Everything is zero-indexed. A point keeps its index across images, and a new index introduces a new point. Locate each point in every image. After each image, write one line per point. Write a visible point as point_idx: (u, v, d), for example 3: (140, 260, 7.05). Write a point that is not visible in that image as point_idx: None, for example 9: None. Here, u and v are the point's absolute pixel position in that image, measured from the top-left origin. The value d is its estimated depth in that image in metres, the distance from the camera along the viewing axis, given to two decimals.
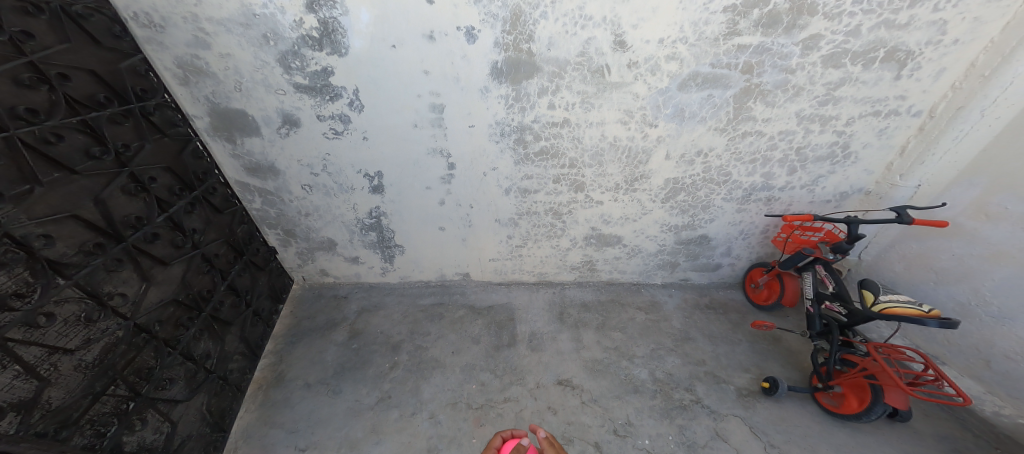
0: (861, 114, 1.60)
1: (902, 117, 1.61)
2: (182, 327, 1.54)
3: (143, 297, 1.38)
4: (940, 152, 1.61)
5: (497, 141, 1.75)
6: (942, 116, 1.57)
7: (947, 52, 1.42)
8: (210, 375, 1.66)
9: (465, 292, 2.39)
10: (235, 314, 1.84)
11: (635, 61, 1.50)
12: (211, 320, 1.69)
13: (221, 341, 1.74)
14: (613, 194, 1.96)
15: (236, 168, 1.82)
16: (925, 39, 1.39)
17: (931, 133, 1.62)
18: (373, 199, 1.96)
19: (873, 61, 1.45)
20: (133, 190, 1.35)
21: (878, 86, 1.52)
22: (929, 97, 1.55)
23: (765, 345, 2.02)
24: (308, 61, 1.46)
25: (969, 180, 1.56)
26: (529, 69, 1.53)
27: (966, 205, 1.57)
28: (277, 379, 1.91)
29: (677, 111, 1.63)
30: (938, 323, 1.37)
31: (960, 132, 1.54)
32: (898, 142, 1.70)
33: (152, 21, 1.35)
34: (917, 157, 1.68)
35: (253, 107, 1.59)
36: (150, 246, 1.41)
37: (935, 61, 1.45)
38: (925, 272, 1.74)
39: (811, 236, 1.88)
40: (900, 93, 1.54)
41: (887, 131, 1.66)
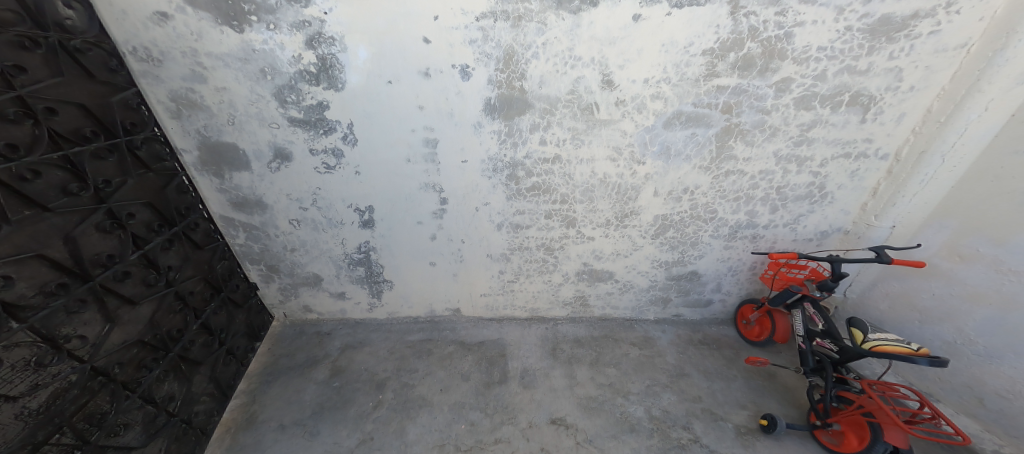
0: (833, 156, 1.68)
1: (870, 159, 1.70)
2: (144, 369, 1.44)
3: (103, 339, 1.30)
4: (909, 194, 1.68)
5: (489, 176, 1.79)
6: (907, 160, 1.66)
7: (905, 97, 1.53)
8: (172, 418, 1.53)
9: (455, 329, 2.31)
10: (206, 353, 1.74)
11: (622, 99, 1.58)
12: (179, 361, 1.59)
13: (188, 382, 1.63)
14: (604, 230, 1.99)
15: (222, 202, 1.79)
16: (884, 85, 1.50)
17: (899, 176, 1.69)
18: (363, 234, 1.94)
19: (840, 105, 1.55)
20: (108, 227, 1.32)
21: (846, 128, 1.61)
22: (893, 140, 1.65)
23: (761, 381, 1.97)
24: (304, 95, 1.50)
25: (940, 222, 1.63)
26: (521, 106, 1.60)
27: (939, 246, 1.63)
28: (248, 421, 1.77)
29: (663, 149, 1.70)
30: (930, 361, 1.34)
31: (925, 176, 1.62)
32: (869, 184, 1.78)
33: (150, 55, 1.39)
34: (888, 199, 1.74)
35: (245, 141, 1.60)
36: (119, 285, 1.35)
37: (895, 107, 1.55)
38: (909, 311, 1.75)
39: (797, 273, 1.89)
40: (867, 136, 1.63)
41: (858, 173, 1.74)
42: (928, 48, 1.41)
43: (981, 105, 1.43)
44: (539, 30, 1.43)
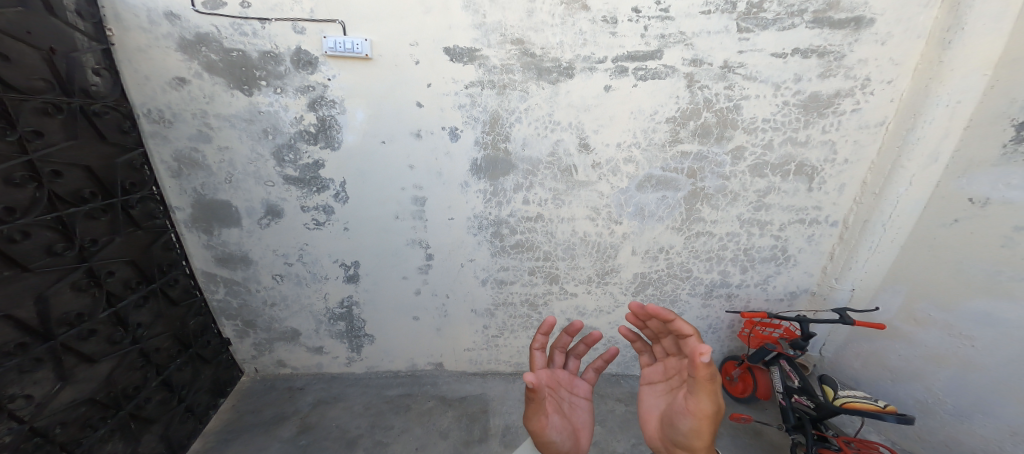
0: (789, 220, 1.81)
1: (822, 225, 1.82)
2: (89, 428, 1.36)
3: (51, 397, 1.25)
4: (861, 259, 1.77)
5: (475, 233, 1.87)
6: (854, 227, 1.78)
7: (842, 169, 1.70)
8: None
9: (437, 384, 2.23)
10: (161, 411, 1.63)
11: (598, 161, 1.72)
12: (129, 419, 1.50)
13: (134, 442, 1.51)
14: (587, 286, 2.03)
15: (206, 259, 1.81)
16: (823, 157, 1.67)
17: (850, 241, 1.80)
18: (346, 288, 1.95)
19: (789, 173, 1.71)
20: (84, 285, 1.33)
21: (797, 196, 1.76)
22: (839, 209, 1.79)
23: (747, 439, 1.91)
24: (302, 153, 1.62)
25: (892, 287, 1.72)
26: (506, 166, 1.73)
27: (897, 310, 1.71)
28: None
29: (637, 210, 1.82)
30: (896, 418, 1.39)
31: (871, 243, 1.73)
32: (825, 248, 1.88)
33: (162, 117, 1.50)
34: (844, 263, 1.83)
35: (239, 198, 1.68)
36: (82, 344, 1.33)
37: (835, 177, 1.71)
38: (881, 371, 1.78)
39: (771, 331, 1.95)
40: (816, 204, 1.77)
41: (813, 237, 1.85)
42: (854, 124, 1.61)
43: (906, 180, 1.59)
44: (522, 98, 1.61)
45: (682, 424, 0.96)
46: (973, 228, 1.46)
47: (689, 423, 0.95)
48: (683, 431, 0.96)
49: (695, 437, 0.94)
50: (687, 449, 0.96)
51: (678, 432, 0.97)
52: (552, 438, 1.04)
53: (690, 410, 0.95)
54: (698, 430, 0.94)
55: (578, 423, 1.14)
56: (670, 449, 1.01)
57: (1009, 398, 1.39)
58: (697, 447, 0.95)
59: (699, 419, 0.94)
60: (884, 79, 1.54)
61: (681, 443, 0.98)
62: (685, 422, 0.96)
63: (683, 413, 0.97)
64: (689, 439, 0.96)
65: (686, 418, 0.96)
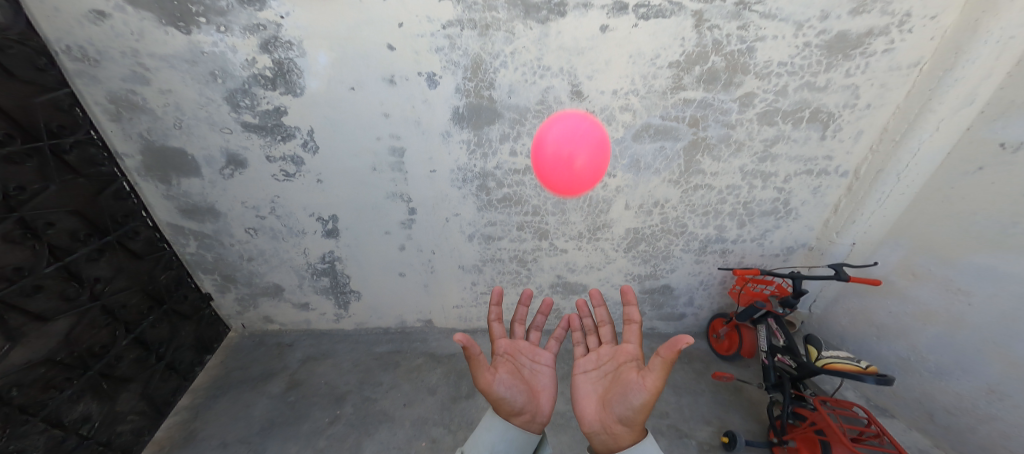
0: (795, 171, 1.68)
1: (830, 176, 1.70)
2: (52, 390, 1.33)
3: (2, 358, 1.20)
4: (868, 212, 1.68)
5: (459, 186, 1.76)
6: (865, 177, 1.66)
7: (862, 115, 1.54)
8: (83, 442, 1.42)
9: (427, 340, 2.25)
10: (138, 370, 1.62)
11: (592, 110, 1.56)
12: (100, 379, 1.48)
13: (110, 401, 1.50)
14: (577, 242, 1.97)
15: (170, 209, 1.72)
16: (842, 102, 1.51)
17: (858, 193, 1.69)
18: (327, 243, 1.89)
19: (801, 120, 1.55)
20: (18, 237, 1.24)
21: (807, 145, 1.61)
22: (852, 158, 1.65)
23: (727, 395, 1.95)
24: (260, 99, 1.46)
25: (894, 241, 1.65)
26: (490, 115, 1.58)
27: (894, 264, 1.64)
28: (184, 439, 1.65)
29: (633, 162, 1.69)
30: (875, 380, 1.37)
31: (882, 194, 1.63)
32: (831, 201, 1.77)
33: (86, 55, 1.33)
34: (849, 216, 1.74)
35: (193, 146, 1.55)
36: (26, 300, 1.26)
37: (853, 123, 1.56)
38: (868, 328, 1.76)
39: (762, 289, 1.91)
40: (827, 153, 1.63)
41: (820, 189, 1.74)
42: (882, 65, 1.43)
43: (932, 124, 1.45)
44: (507, 39, 1.42)
45: (634, 399, 1.04)
46: (995, 176, 1.35)
47: (641, 397, 1.03)
48: (632, 406, 1.04)
49: (642, 412, 1.02)
50: (630, 424, 1.04)
51: (627, 407, 1.05)
52: (504, 395, 1.08)
53: (642, 386, 1.04)
54: (647, 404, 1.02)
55: (538, 390, 1.18)
56: (609, 425, 1.08)
57: (990, 357, 1.37)
58: (639, 421, 1.03)
59: (649, 393, 1.03)
60: (926, 14, 1.33)
61: (625, 418, 1.05)
62: (638, 397, 1.03)
63: (635, 389, 1.05)
64: (635, 415, 1.04)
65: (639, 393, 1.04)
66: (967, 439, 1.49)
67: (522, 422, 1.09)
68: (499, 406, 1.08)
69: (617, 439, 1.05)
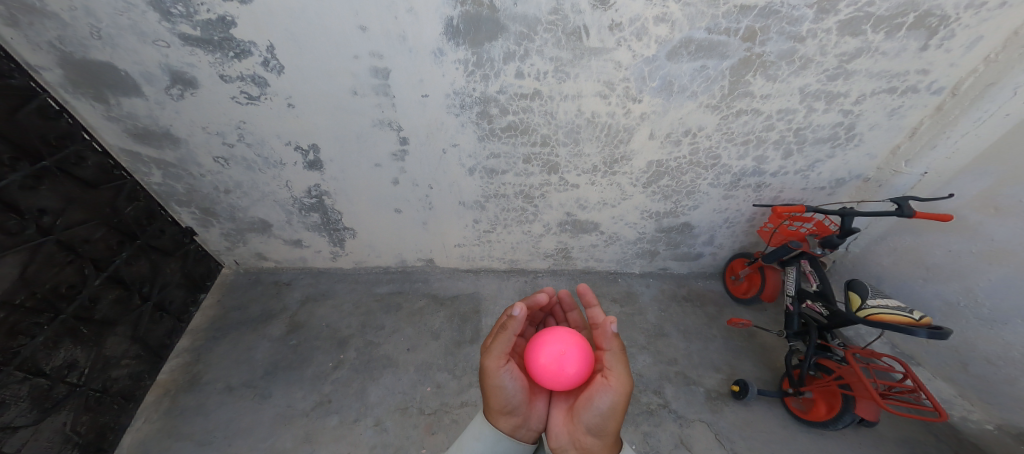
0: (873, 91, 1.37)
1: (919, 94, 1.38)
2: (22, 336, 1.22)
3: None
4: (957, 133, 1.39)
5: (456, 113, 1.49)
6: (965, 95, 1.34)
7: (987, 18, 1.17)
8: (75, 389, 1.38)
9: (429, 280, 2.19)
10: (121, 312, 1.54)
11: (617, 22, 1.23)
12: (77, 324, 1.38)
13: (95, 347, 1.44)
14: (591, 176, 1.75)
15: (118, 134, 1.47)
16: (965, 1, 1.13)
17: (949, 114, 1.39)
18: (311, 176, 1.70)
19: (898, 28, 1.20)
20: None
21: (899, 58, 1.28)
22: (954, 72, 1.31)
23: (739, 342, 1.90)
24: (197, 6, 1.13)
25: (980, 168, 1.35)
26: (491, 28, 1.25)
27: (972, 196, 1.37)
28: (189, 382, 1.66)
29: (664, 84, 1.39)
30: (927, 334, 1.19)
31: (983, 114, 1.32)
32: (910, 123, 1.48)
33: None
34: (928, 141, 1.47)
35: (125, 60, 1.25)
36: None
37: (972, 29, 1.20)
38: (914, 268, 1.57)
39: (799, 227, 1.67)
40: (922, 66, 1.30)
41: (898, 111, 1.44)
42: None
43: None
44: None
45: (599, 401, 0.91)
46: None
47: (608, 400, 0.90)
48: (599, 410, 0.91)
49: (612, 416, 0.90)
50: (599, 433, 0.92)
51: (594, 413, 0.92)
52: (507, 384, 0.94)
53: (607, 387, 0.91)
54: (615, 407, 0.89)
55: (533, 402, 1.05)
56: (577, 436, 0.96)
57: None
58: (609, 429, 0.90)
59: (617, 394, 0.90)
60: None
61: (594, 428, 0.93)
62: (603, 399, 0.91)
63: (602, 391, 0.92)
64: (603, 421, 0.91)
65: (605, 395, 0.91)
66: (1000, 391, 1.39)
67: (509, 427, 0.97)
68: (490, 401, 0.96)
69: None
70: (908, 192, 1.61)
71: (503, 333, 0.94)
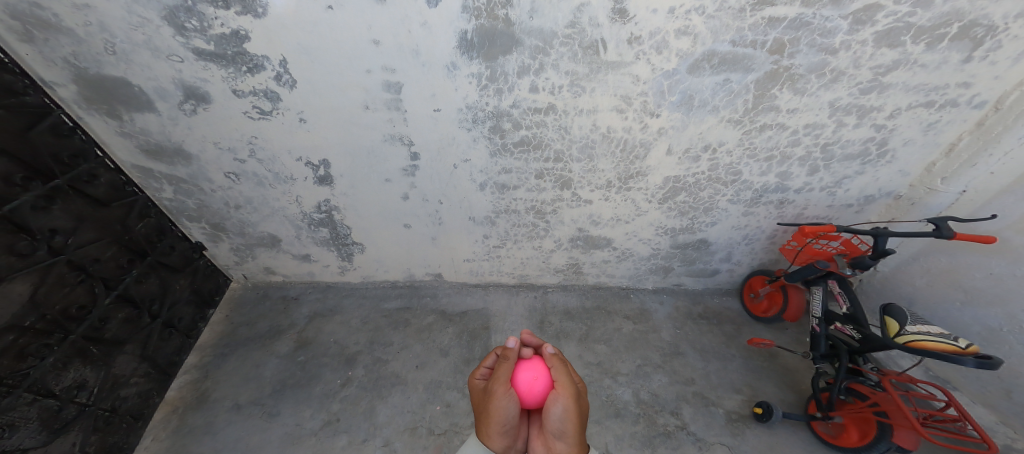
0: (909, 105, 1.32)
1: (958, 109, 1.32)
2: (30, 358, 1.21)
3: None
4: (1001, 150, 1.31)
5: (468, 128, 1.46)
6: (1009, 110, 1.27)
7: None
8: (85, 410, 1.36)
9: (437, 295, 2.15)
10: (130, 331, 1.52)
11: (637, 35, 1.20)
12: (87, 344, 1.37)
13: (105, 366, 1.42)
14: (604, 192, 1.71)
15: (130, 150, 1.46)
16: (1015, 11, 1.08)
17: (991, 130, 1.32)
18: (321, 192, 1.67)
19: (941, 39, 1.15)
20: None
21: (938, 71, 1.23)
22: (998, 85, 1.26)
23: (759, 362, 1.84)
24: (211, 20, 1.12)
25: None
26: (506, 42, 1.23)
27: (1017, 218, 1.29)
28: (196, 400, 1.64)
29: (685, 99, 1.35)
30: (975, 364, 1.12)
31: None
32: (947, 139, 1.42)
33: None
34: (966, 159, 1.40)
35: (139, 76, 1.23)
36: None
37: (1022, 39, 1.14)
38: (951, 290, 1.50)
39: (825, 246, 1.60)
40: (965, 79, 1.24)
41: (935, 126, 1.38)
42: None
43: None
44: None
45: (553, 409, 0.91)
46: None
47: (562, 404, 0.90)
48: (555, 417, 0.91)
49: (568, 420, 0.89)
50: (563, 437, 0.90)
51: (551, 420, 0.91)
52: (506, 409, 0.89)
53: (560, 394, 0.91)
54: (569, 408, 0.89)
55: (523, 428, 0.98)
56: (547, 442, 0.93)
57: None
58: (570, 431, 0.89)
59: (568, 398, 0.91)
60: None
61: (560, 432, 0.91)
62: (557, 405, 0.90)
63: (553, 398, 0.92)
64: (563, 425, 0.90)
65: (558, 401, 0.91)
66: None
67: (500, 447, 0.89)
68: (487, 422, 0.89)
69: None
70: (944, 212, 1.53)
71: (507, 362, 0.94)
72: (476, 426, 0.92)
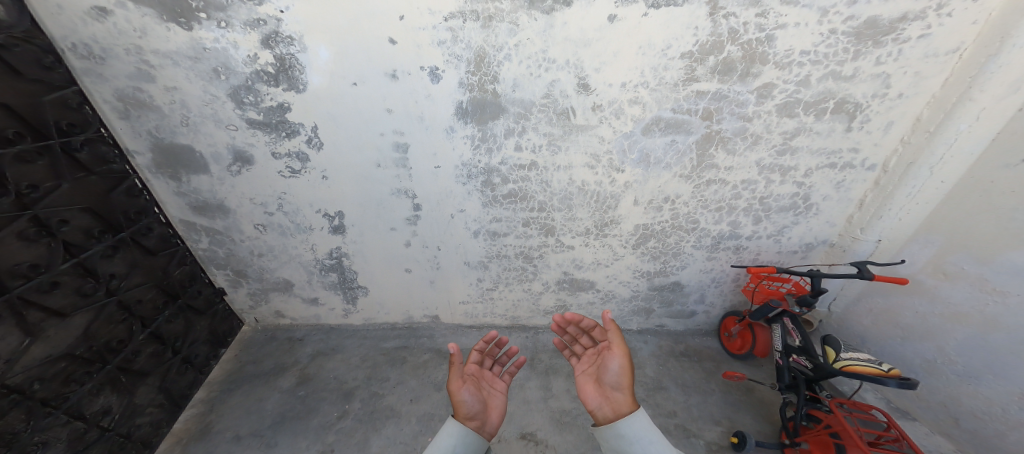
0: (818, 165, 1.60)
1: (856, 170, 1.61)
2: (73, 384, 1.34)
3: (22, 352, 1.20)
4: (896, 207, 1.59)
5: (464, 182, 1.73)
6: (895, 171, 1.56)
7: (893, 105, 1.44)
8: (104, 434, 1.44)
9: (433, 336, 2.26)
10: (155, 364, 1.64)
11: (599, 104, 1.51)
12: (120, 372, 1.49)
13: (129, 395, 1.52)
14: (584, 238, 1.93)
15: (181, 206, 1.70)
16: (871, 91, 1.41)
17: (886, 188, 1.60)
18: (334, 239, 1.89)
19: (825, 112, 1.46)
20: (33, 235, 1.22)
21: (830, 138, 1.52)
22: (880, 150, 1.56)
23: (738, 396, 1.91)
24: (263, 96, 1.43)
25: (925, 237, 1.56)
26: (494, 110, 1.54)
27: (924, 263, 1.56)
28: (200, 432, 1.69)
29: (643, 156, 1.64)
30: (897, 383, 1.29)
31: (912, 188, 1.53)
32: (856, 195, 1.68)
33: (91, 52, 1.29)
34: (875, 212, 1.65)
35: (201, 143, 1.52)
36: (44, 297, 1.26)
37: (883, 114, 1.46)
38: (891, 329, 1.69)
39: (778, 287, 1.83)
40: (852, 145, 1.54)
41: (844, 184, 1.65)
42: (918, 52, 1.32)
43: (971, 115, 1.34)
44: (510, 31, 1.36)
45: (612, 366, 1.20)
46: None
47: (617, 361, 1.19)
48: (614, 372, 1.19)
49: (623, 373, 1.18)
50: (620, 388, 1.17)
51: (610, 374, 1.20)
52: (612, 366, 1.20)
53: (614, 358, 1.21)
54: (625, 364, 1.18)
55: (486, 366, 1.35)
56: (605, 395, 1.19)
57: None
58: (625, 384, 1.16)
59: (623, 360, 1.19)
60: None
61: (473, 413, 1.15)
62: (614, 363, 1.20)
63: (610, 359, 1.22)
64: (619, 378, 1.18)
65: (615, 360, 1.20)
66: (995, 445, 1.43)
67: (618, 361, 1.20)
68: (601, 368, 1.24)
69: (617, 408, 1.14)
70: (869, 257, 1.75)
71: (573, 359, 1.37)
72: (604, 360, 1.24)
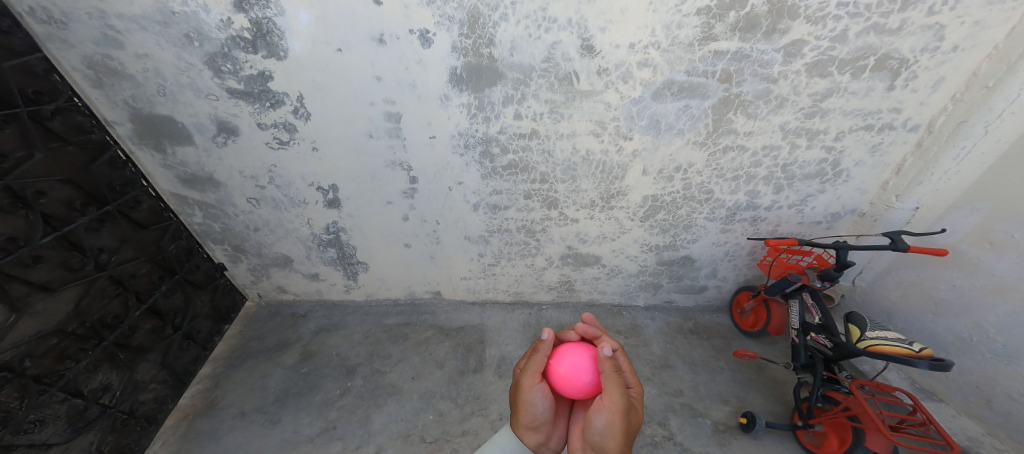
0: (850, 127, 1.45)
1: (896, 131, 1.45)
2: (68, 361, 1.36)
3: (10, 329, 1.21)
4: (940, 171, 1.45)
5: (461, 153, 1.64)
6: (941, 132, 1.42)
7: (945, 59, 1.27)
8: (106, 411, 1.47)
9: (436, 312, 2.24)
10: (154, 340, 1.66)
11: (605, 67, 1.39)
12: (117, 349, 1.51)
13: (127, 371, 1.55)
14: (589, 211, 1.84)
15: (170, 180, 1.68)
16: (920, 45, 1.25)
17: (929, 150, 1.46)
18: (330, 214, 1.85)
19: (863, 70, 1.31)
20: (9, 207, 1.20)
21: (869, 97, 1.37)
22: (925, 110, 1.39)
23: (748, 375, 1.85)
24: (243, 63, 1.35)
25: (971, 204, 1.43)
26: (491, 76, 1.43)
27: (967, 232, 1.43)
28: (206, 407, 1.73)
29: (652, 122, 1.51)
30: (929, 365, 1.18)
31: (962, 150, 1.39)
32: (893, 160, 1.54)
33: (52, 16, 1.23)
34: (914, 177, 1.52)
35: (182, 113, 1.47)
36: (28, 271, 1.25)
37: (931, 70, 1.30)
38: (923, 303, 1.57)
39: (798, 261, 1.72)
40: (893, 105, 1.39)
41: (879, 147, 1.50)
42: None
43: None
44: None
45: (596, 421, 0.94)
46: None
47: (603, 418, 0.92)
48: (598, 430, 0.93)
49: (610, 436, 0.91)
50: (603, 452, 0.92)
51: (593, 432, 0.94)
52: (597, 424, 0.94)
53: (603, 408, 0.93)
54: (613, 424, 0.91)
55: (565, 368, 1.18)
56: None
57: None
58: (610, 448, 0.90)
59: (612, 417, 0.91)
60: None
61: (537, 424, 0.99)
62: (600, 419, 0.93)
63: (598, 410, 0.95)
64: (603, 440, 0.92)
65: (601, 414, 0.93)
66: None
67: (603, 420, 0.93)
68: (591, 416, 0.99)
69: None
70: (903, 226, 1.63)
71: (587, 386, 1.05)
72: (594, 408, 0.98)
